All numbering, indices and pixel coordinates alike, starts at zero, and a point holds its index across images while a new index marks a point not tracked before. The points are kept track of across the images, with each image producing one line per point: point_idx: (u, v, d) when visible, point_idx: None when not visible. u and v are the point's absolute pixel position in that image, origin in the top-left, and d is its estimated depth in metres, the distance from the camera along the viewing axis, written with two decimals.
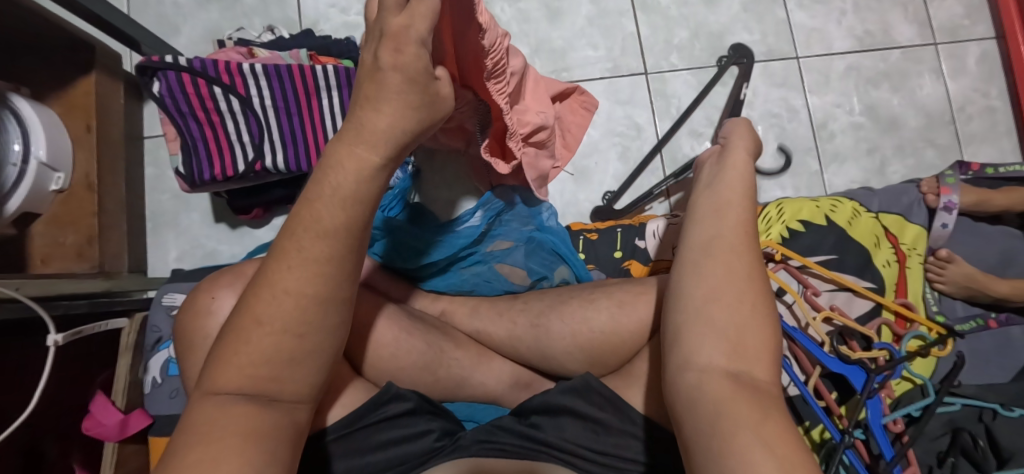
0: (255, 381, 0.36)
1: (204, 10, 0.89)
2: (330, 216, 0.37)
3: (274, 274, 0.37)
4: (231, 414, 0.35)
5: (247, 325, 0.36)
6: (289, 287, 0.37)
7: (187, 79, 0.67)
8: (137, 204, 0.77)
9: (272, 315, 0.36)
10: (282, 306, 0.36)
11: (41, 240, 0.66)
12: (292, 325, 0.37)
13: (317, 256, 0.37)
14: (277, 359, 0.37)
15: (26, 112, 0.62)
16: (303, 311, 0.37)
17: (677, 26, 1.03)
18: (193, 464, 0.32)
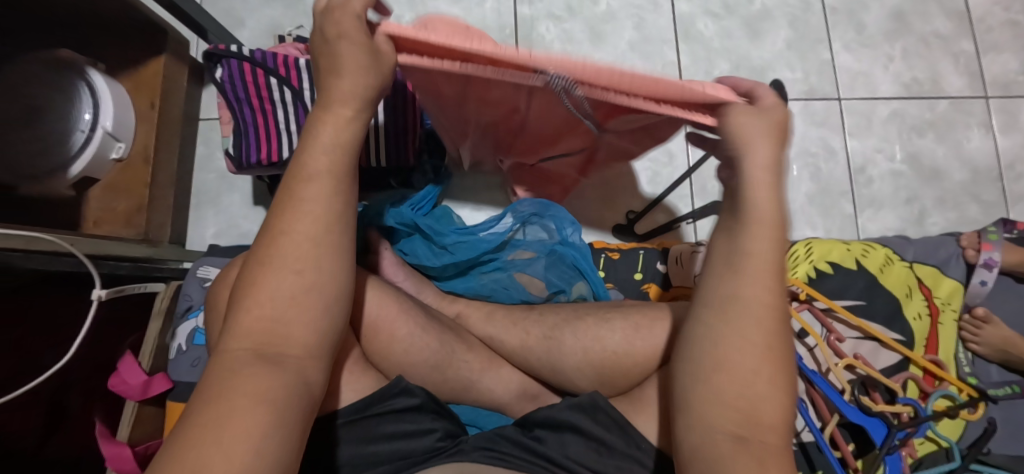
0: (262, 332, 0.38)
1: (268, 7, 0.95)
2: (314, 160, 0.42)
3: (280, 224, 0.41)
4: (241, 364, 0.37)
5: (253, 280, 0.39)
6: (289, 238, 0.40)
7: (247, 67, 0.72)
8: (185, 181, 0.82)
9: (276, 268, 0.39)
10: (289, 253, 0.40)
11: (96, 204, 0.71)
12: (293, 272, 0.39)
13: (310, 207, 0.41)
14: (283, 305, 0.39)
15: (99, 85, 0.68)
16: (306, 255, 0.40)
17: (718, 59, 1.03)
18: (209, 410, 0.34)
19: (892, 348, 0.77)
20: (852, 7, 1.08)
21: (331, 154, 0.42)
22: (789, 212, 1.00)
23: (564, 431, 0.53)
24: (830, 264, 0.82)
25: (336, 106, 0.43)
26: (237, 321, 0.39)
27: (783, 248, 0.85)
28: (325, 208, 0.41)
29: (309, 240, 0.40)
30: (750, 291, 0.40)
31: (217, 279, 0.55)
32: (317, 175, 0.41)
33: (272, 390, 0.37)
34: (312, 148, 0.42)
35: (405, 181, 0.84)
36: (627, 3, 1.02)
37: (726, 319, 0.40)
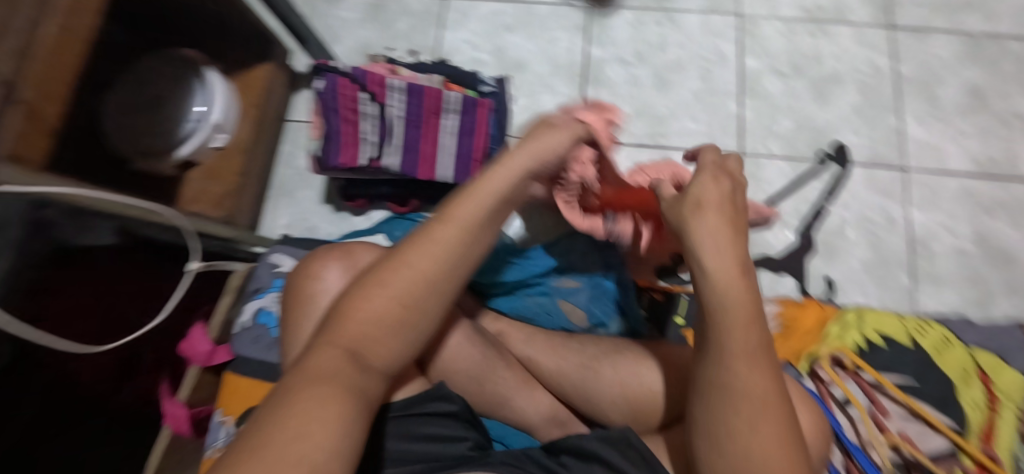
0: (361, 338, 0.43)
1: (362, 28, 1.04)
2: (464, 210, 0.49)
3: (407, 248, 0.47)
4: (340, 361, 0.42)
5: (368, 290, 0.45)
6: (411, 266, 0.46)
7: (344, 82, 0.80)
8: (268, 173, 0.90)
9: (391, 279, 0.45)
10: (403, 273, 0.45)
11: (195, 185, 0.78)
12: (405, 298, 0.45)
13: (442, 245, 0.47)
14: (383, 321, 0.44)
15: (214, 83, 0.76)
16: (419, 285, 0.46)
17: (781, 115, 1.05)
18: (302, 397, 0.38)
19: (943, 433, 0.71)
20: (927, 78, 1.08)
21: (481, 207, 0.50)
22: (841, 276, 0.98)
23: (590, 460, 0.53)
24: (882, 336, 0.79)
25: (507, 167, 0.53)
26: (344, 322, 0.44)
27: (830, 311, 0.86)
28: (452, 252, 0.47)
29: (426, 274, 0.46)
30: (741, 380, 0.40)
31: (296, 268, 0.63)
32: (463, 223, 0.48)
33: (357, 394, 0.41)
34: (468, 197, 0.50)
35: None
36: (695, 54, 1.05)
37: (719, 403, 0.40)
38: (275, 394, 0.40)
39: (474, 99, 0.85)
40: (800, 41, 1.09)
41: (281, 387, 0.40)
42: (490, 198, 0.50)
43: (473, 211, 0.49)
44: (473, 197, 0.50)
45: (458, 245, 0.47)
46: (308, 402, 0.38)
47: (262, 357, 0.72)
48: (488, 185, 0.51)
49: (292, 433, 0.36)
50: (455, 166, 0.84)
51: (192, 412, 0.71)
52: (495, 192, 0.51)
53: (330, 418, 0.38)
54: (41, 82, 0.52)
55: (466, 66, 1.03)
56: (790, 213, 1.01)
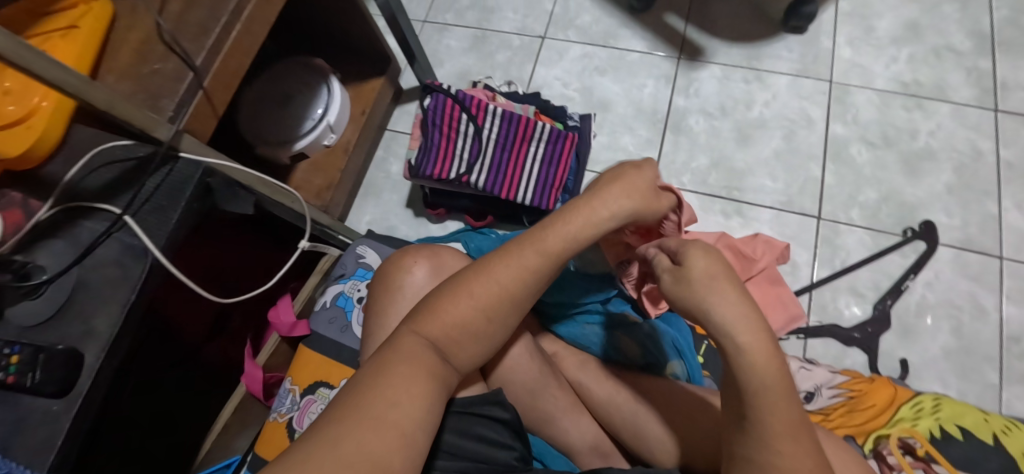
0: (447, 334, 0.51)
1: (464, 56, 1.15)
2: (551, 243, 0.54)
3: (492, 266, 0.54)
4: (430, 351, 0.50)
5: (456, 294, 0.53)
6: (496, 282, 0.53)
7: (449, 103, 0.88)
8: (362, 172, 1.01)
9: (474, 291, 0.53)
10: (487, 287, 0.53)
11: (302, 174, 0.89)
12: (487, 309, 0.52)
13: (528, 269, 0.53)
14: (465, 325, 0.52)
15: (336, 90, 0.87)
16: (498, 300, 0.53)
17: (866, 185, 1.01)
18: (393, 375, 0.46)
19: None
20: None
21: (569, 242, 0.55)
22: (918, 361, 0.90)
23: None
24: (960, 428, 0.73)
25: (594, 203, 0.55)
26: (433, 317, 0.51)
27: (904, 393, 0.78)
28: (534, 275, 0.54)
29: (507, 292, 0.53)
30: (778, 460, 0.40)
31: (389, 259, 0.72)
32: (553, 250, 0.54)
33: (440, 381, 0.49)
34: (563, 223, 0.55)
35: (537, 221, 0.94)
36: (780, 114, 1.06)
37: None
38: (374, 364, 0.48)
39: (561, 132, 0.91)
40: (894, 114, 1.04)
41: (380, 360, 0.48)
42: (587, 228, 0.55)
43: (566, 239, 0.54)
44: (569, 225, 0.55)
45: (541, 272, 0.54)
46: (398, 381, 0.46)
47: (338, 339, 0.79)
48: (582, 214, 0.55)
49: (393, 406, 0.44)
50: (534, 189, 0.90)
51: (266, 376, 0.80)
52: (588, 222, 0.55)
53: (421, 398, 0.46)
54: (216, 75, 0.62)
55: (554, 100, 1.10)
56: (867, 285, 0.95)
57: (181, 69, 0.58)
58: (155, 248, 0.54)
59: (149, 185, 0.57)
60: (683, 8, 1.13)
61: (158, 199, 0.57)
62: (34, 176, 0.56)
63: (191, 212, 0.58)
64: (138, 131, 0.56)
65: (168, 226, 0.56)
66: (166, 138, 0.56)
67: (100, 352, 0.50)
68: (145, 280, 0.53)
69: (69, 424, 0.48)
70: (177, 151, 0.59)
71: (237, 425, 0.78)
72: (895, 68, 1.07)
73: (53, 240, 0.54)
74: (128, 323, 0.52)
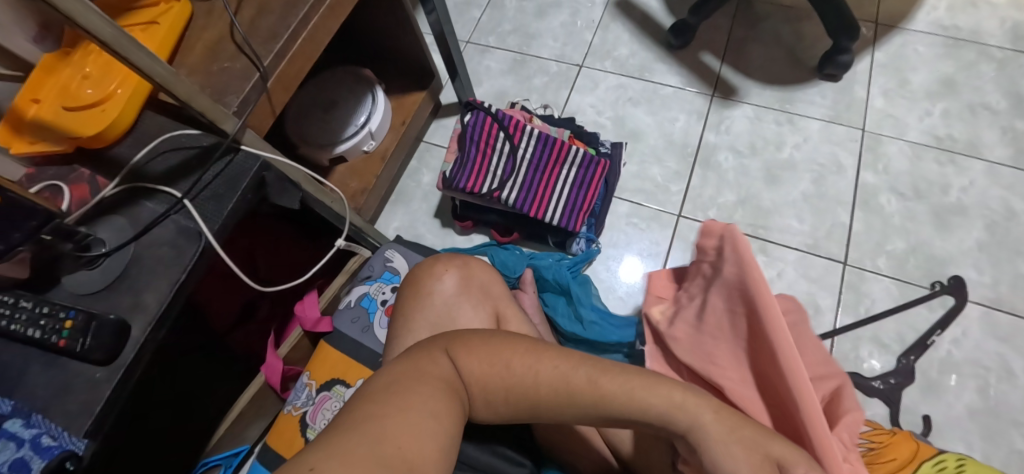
0: (476, 378, 0.50)
1: (503, 78, 1.19)
2: (611, 386, 0.47)
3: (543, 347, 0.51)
4: (453, 378, 0.49)
5: (499, 350, 0.50)
6: (536, 380, 0.49)
7: (489, 121, 0.90)
8: (395, 180, 1.04)
9: (512, 362, 0.50)
10: (529, 363, 0.49)
11: (339, 176, 0.94)
12: (513, 392, 0.49)
13: (570, 389, 0.48)
14: (495, 382, 0.49)
15: (379, 98, 0.93)
16: (534, 387, 0.49)
17: (894, 235, 1.00)
18: (417, 388, 0.47)
19: None
20: None
21: (628, 398, 0.47)
22: (941, 419, 0.88)
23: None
24: None
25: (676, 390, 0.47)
26: (467, 348, 0.51)
27: (927, 451, 0.70)
28: (572, 402, 0.48)
29: (542, 399, 0.48)
30: None
31: (419, 265, 0.73)
32: (605, 396, 0.47)
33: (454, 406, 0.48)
34: (642, 387, 0.47)
35: (561, 242, 0.96)
36: (810, 158, 1.06)
37: None
38: (401, 368, 0.49)
39: (594, 158, 0.94)
40: (926, 167, 1.04)
41: (407, 366, 0.49)
42: (643, 394, 0.47)
43: (623, 392, 0.47)
44: (638, 384, 0.47)
45: (583, 405, 0.47)
46: (418, 396, 0.46)
47: (360, 339, 0.81)
48: (658, 390, 0.47)
49: (412, 418, 0.44)
50: (562, 210, 0.91)
51: (284, 368, 0.81)
52: (663, 403, 0.47)
53: (438, 418, 0.45)
54: (278, 78, 0.65)
55: (587, 126, 1.13)
56: (891, 336, 0.94)
57: (248, 69, 0.62)
58: (208, 232, 0.56)
59: (211, 173, 0.59)
60: (720, 48, 1.16)
61: (216, 186, 0.59)
62: (104, 155, 0.60)
63: (246, 202, 0.60)
64: (206, 122, 0.59)
65: (223, 212, 0.58)
66: (230, 132, 0.60)
67: (146, 326, 0.52)
68: (197, 261, 0.55)
69: (110, 391, 0.50)
70: (239, 144, 0.61)
71: (251, 415, 0.80)
72: (929, 121, 1.07)
73: (115, 216, 0.57)
74: (175, 300, 0.54)
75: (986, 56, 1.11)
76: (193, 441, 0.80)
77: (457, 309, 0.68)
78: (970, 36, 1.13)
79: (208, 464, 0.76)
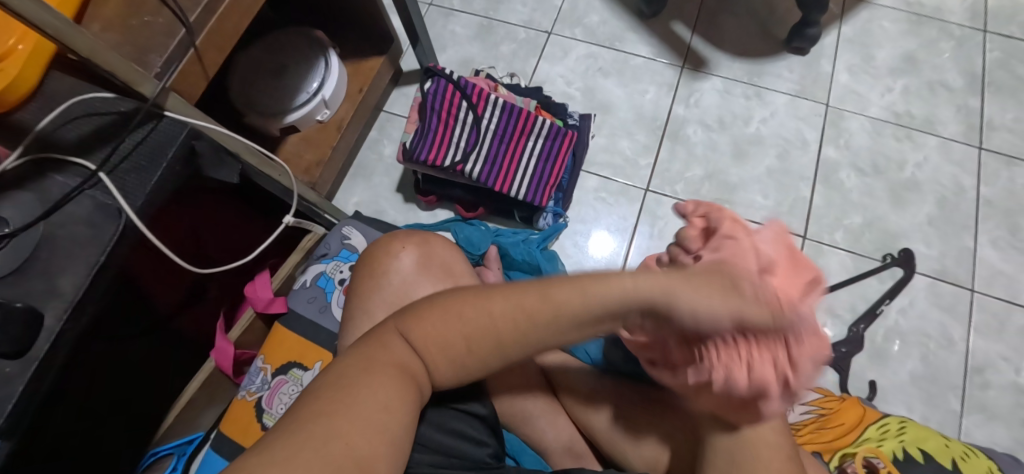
0: (425, 341, 0.48)
1: (469, 44, 1.13)
2: (563, 296, 0.43)
3: (491, 293, 0.47)
4: (407, 355, 0.48)
5: (442, 310, 0.48)
6: (490, 317, 0.46)
7: (450, 89, 0.86)
8: (354, 151, 0.99)
9: (454, 317, 0.47)
10: (479, 319, 0.46)
11: (291, 147, 0.87)
12: (468, 336, 0.47)
13: (526, 311, 0.45)
14: (445, 349, 0.48)
15: (333, 63, 0.86)
16: (485, 338, 0.46)
17: (851, 209, 1.02)
18: (373, 380, 0.45)
19: None
20: (1010, 206, 1.02)
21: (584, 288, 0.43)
22: (886, 384, 0.93)
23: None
24: (921, 451, 0.72)
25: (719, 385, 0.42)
26: (418, 315, 0.49)
27: (872, 415, 0.79)
28: (515, 343, 0.46)
29: (497, 324, 0.46)
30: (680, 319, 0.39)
31: (374, 243, 0.70)
32: (557, 306, 0.43)
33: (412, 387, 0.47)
34: (594, 282, 0.43)
35: (528, 218, 0.95)
36: (776, 133, 1.07)
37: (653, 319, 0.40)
38: (356, 357, 0.47)
39: (561, 129, 0.91)
40: (885, 143, 1.06)
41: (360, 358, 0.47)
42: (603, 293, 0.42)
43: (575, 293, 0.43)
44: (591, 279, 0.43)
45: (541, 319, 0.44)
46: (376, 387, 0.45)
47: (316, 319, 0.77)
48: (604, 287, 0.42)
49: (369, 413, 0.43)
50: (528, 185, 0.89)
51: (237, 352, 0.77)
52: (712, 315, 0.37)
53: (393, 408, 0.45)
54: (208, 35, 0.59)
55: (555, 96, 1.10)
56: (844, 306, 0.97)
57: (173, 24, 0.55)
58: (129, 208, 0.52)
59: (130, 141, 0.54)
60: (691, 18, 1.14)
61: (137, 157, 0.54)
62: (6, 121, 0.52)
63: (173, 174, 0.56)
64: (121, 84, 0.53)
65: (148, 185, 0.54)
66: (150, 95, 0.54)
67: (62, 313, 0.48)
68: (117, 241, 0.51)
69: (24, 387, 0.45)
70: (162, 109, 0.56)
71: (202, 401, 0.76)
72: (889, 98, 1.09)
73: (19, 192, 0.50)
74: (95, 285, 0.49)
75: (946, 33, 1.12)
76: (137, 430, 0.76)
77: (414, 289, 0.65)
78: (932, 12, 1.14)
79: (159, 454, 0.72)
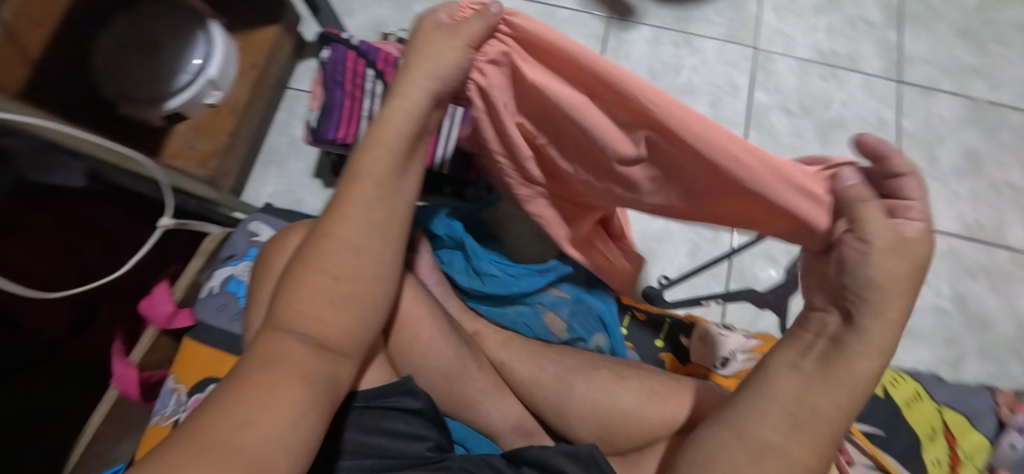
0: (308, 324, 0.42)
1: (378, 5, 1.03)
2: (377, 163, 0.46)
3: (331, 226, 0.45)
4: (293, 340, 0.42)
5: (304, 274, 0.44)
6: (339, 236, 0.45)
7: (352, 56, 0.78)
8: (259, 136, 0.89)
9: (316, 268, 0.44)
10: (340, 253, 0.44)
11: (178, 138, 0.77)
12: (333, 272, 0.44)
13: (360, 200, 0.45)
14: (326, 305, 0.43)
15: (216, 36, 0.76)
16: (347, 257, 0.44)
17: (783, 152, 1.02)
18: (262, 381, 0.39)
19: None
20: (928, 136, 1.05)
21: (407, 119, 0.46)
22: None
23: (551, 471, 0.57)
24: None
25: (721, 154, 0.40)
26: (290, 295, 0.43)
27: None
28: (378, 231, 0.46)
29: (350, 239, 0.45)
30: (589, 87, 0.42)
31: (273, 238, 0.60)
32: (376, 174, 0.46)
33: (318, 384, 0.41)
34: (393, 127, 0.46)
35: (459, 193, 0.90)
36: (707, 80, 1.04)
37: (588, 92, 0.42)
38: (243, 373, 0.40)
39: None
40: (812, 83, 1.06)
41: (247, 373, 0.40)
42: (400, 130, 0.46)
43: (380, 157, 0.46)
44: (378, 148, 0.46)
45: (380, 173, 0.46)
46: (269, 387, 0.39)
47: (226, 325, 0.70)
48: (392, 125, 0.46)
49: (279, 435, 0.37)
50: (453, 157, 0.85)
51: (144, 375, 0.69)
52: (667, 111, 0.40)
53: (304, 419, 0.39)
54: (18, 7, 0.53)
55: None
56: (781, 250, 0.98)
57: None
58: None
59: None
60: None
61: None
62: None
63: None
64: None
65: None
66: None
67: None
68: None
69: None
70: None
71: (113, 432, 0.68)
72: (814, 37, 1.08)
73: None
74: None
75: None
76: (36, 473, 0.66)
77: None
78: None
79: None
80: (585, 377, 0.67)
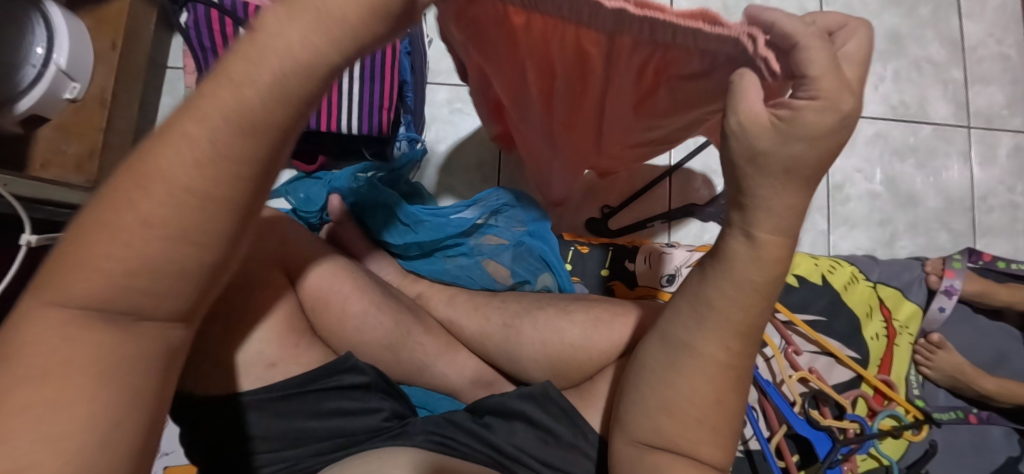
0: (108, 296, 0.29)
1: None
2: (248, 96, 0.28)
3: (157, 157, 0.28)
4: (84, 332, 0.30)
5: (105, 223, 0.28)
6: (171, 187, 0.28)
7: (215, 15, 0.68)
8: (144, 126, 0.83)
9: (123, 222, 0.28)
10: (154, 200, 0.28)
11: (46, 144, 0.72)
12: (154, 234, 0.28)
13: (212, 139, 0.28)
14: (142, 273, 0.29)
15: (56, 20, 0.68)
16: (178, 216, 0.28)
17: None
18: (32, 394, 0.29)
19: (847, 365, 0.82)
20: None
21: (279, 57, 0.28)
22: None
23: (511, 415, 0.57)
24: (796, 277, 0.86)
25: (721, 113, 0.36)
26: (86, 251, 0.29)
27: None
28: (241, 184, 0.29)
29: (193, 191, 0.28)
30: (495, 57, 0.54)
31: None
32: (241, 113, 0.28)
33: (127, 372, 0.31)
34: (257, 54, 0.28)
35: (380, 154, 0.85)
36: None
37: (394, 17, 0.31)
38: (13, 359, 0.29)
39: None
40: None
41: (25, 368, 0.29)
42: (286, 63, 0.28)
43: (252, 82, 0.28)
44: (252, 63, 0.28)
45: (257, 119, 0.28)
46: (48, 402, 0.29)
47: None
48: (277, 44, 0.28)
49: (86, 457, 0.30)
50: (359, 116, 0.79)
51: None
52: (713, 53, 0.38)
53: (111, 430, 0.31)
54: None
55: None
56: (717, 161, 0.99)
57: None
58: None
59: None
60: None
61: None
62: None
63: None
64: None
65: None
66: None
67: None
68: None
69: None
70: None
71: None
72: None
73: None
74: None
75: None
76: None
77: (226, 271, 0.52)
78: None
79: None
80: (530, 320, 0.66)
